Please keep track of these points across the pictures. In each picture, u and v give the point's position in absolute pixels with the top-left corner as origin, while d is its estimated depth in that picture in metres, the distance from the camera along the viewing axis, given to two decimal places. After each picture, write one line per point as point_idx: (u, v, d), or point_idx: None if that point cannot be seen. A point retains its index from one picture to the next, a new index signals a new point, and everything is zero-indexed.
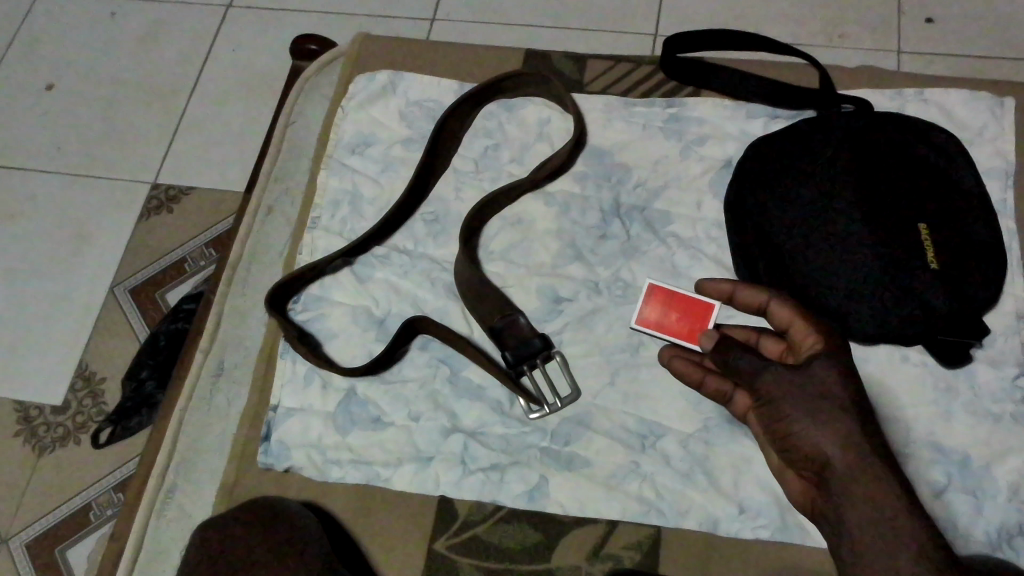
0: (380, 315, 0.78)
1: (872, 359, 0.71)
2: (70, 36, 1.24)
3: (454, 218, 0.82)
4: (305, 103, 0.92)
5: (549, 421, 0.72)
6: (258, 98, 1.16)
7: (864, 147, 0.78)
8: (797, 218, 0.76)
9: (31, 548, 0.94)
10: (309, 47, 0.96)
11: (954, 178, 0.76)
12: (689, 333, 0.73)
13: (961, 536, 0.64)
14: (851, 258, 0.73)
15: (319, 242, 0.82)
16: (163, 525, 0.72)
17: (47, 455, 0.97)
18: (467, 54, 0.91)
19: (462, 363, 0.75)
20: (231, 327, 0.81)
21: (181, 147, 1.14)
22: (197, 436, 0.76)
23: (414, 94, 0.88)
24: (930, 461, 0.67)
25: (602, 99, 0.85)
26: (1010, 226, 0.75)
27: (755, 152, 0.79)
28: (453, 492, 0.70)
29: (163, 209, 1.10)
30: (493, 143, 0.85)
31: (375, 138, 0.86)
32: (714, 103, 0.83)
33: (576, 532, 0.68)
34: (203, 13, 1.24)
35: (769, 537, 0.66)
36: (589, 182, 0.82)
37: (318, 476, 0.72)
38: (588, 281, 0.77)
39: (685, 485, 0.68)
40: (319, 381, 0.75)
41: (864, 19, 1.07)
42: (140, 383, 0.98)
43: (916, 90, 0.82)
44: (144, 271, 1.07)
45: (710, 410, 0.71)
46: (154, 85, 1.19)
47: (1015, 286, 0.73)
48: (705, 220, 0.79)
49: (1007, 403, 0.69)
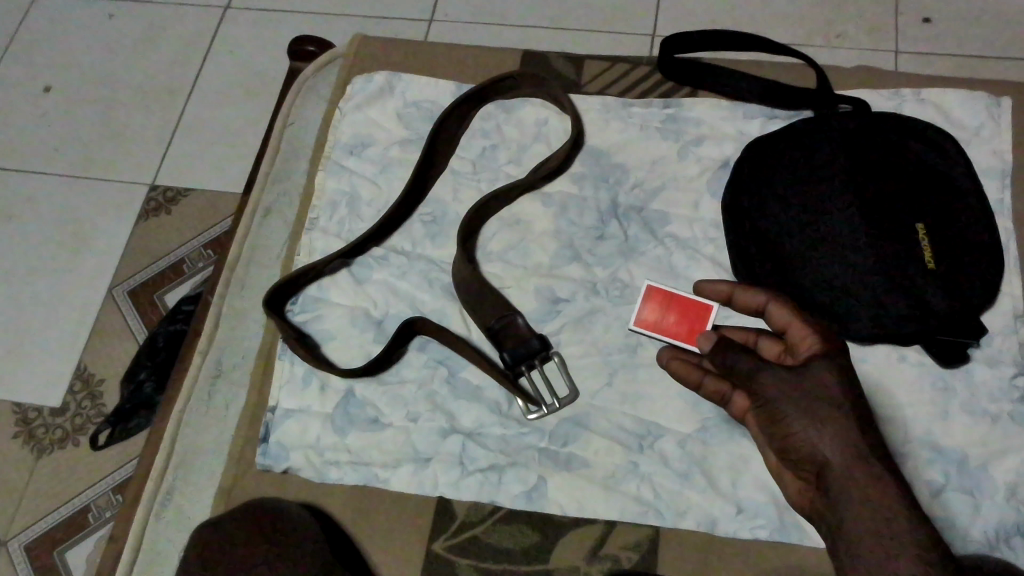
0: (378, 316, 0.78)
1: (869, 358, 0.71)
2: (68, 38, 1.24)
3: (451, 219, 0.82)
4: (303, 105, 0.92)
5: (546, 422, 0.72)
6: (256, 100, 1.16)
7: (860, 148, 0.78)
8: (794, 218, 0.76)
9: (30, 550, 0.94)
10: (306, 49, 0.96)
11: (950, 178, 0.76)
12: (687, 333, 0.73)
13: (958, 536, 0.65)
14: (848, 258, 0.73)
15: (316, 244, 0.82)
16: (161, 527, 0.72)
17: (45, 457, 0.97)
18: (465, 55, 0.91)
19: (460, 364, 0.76)
20: (229, 328, 0.81)
21: (179, 148, 1.14)
22: (195, 438, 0.76)
23: (412, 95, 0.88)
24: (928, 461, 0.67)
25: (600, 99, 0.85)
26: (1007, 226, 0.75)
27: (752, 153, 0.79)
28: (451, 493, 0.70)
29: (162, 211, 1.10)
30: (490, 144, 0.85)
31: (372, 139, 0.86)
32: (712, 104, 0.83)
33: (574, 532, 0.68)
34: (201, 15, 1.24)
35: (767, 538, 0.66)
36: (586, 183, 0.82)
37: (317, 478, 0.72)
38: (586, 281, 0.77)
39: (683, 485, 0.68)
40: (317, 382, 0.75)
41: (861, 18, 1.07)
42: (139, 385, 0.98)
43: (913, 90, 0.82)
44: (142, 272, 1.07)
45: (708, 411, 0.71)
46: (151, 87, 1.19)
47: (1012, 286, 0.73)
48: (703, 220, 0.79)
49: (1005, 402, 0.69)
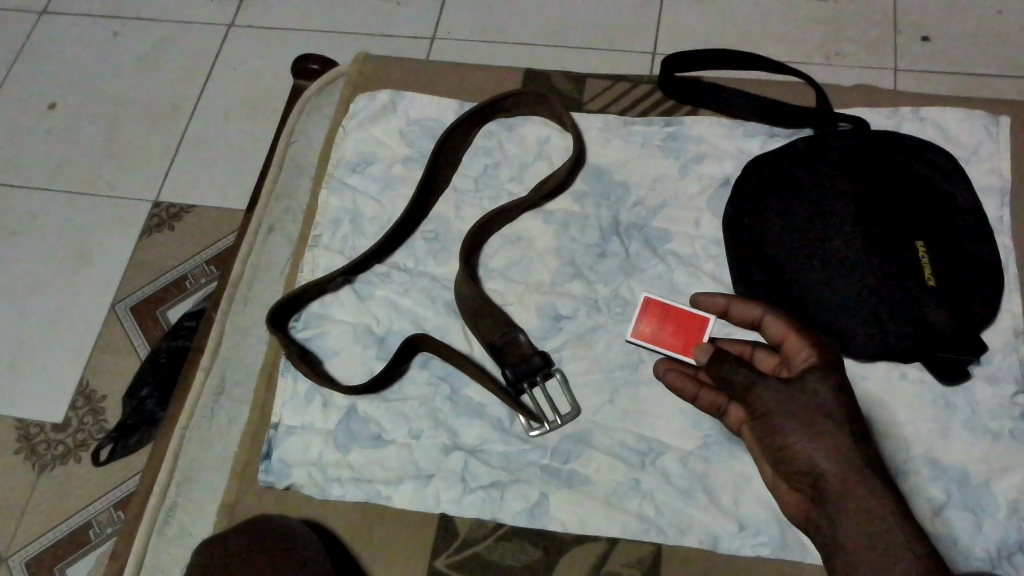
0: (381, 333, 0.78)
1: (870, 376, 0.71)
2: (74, 55, 1.25)
3: (454, 236, 0.83)
4: (307, 123, 0.92)
5: (549, 438, 0.72)
6: (260, 116, 1.17)
7: (860, 165, 0.78)
8: (794, 236, 0.76)
9: (31, 566, 0.94)
10: (310, 67, 0.97)
11: (949, 196, 0.76)
12: (684, 345, 0.73)
13: (960, 553, 0.65)
14: (849, 276, 0.73)
15: (320, 261, 0.82)
16: (163, 543, 0.72)
17: (48, 473, 0.97)
18: (467, 72, 0.91)
19: (462, 381, 0.76)
20: (234, 344, 0.81)
21: (182, 164, 1.15)
22: (199, 453, 0.76)
23: (414, 114, 0.89)
24: (929, 478, 0.67)
25: (601, 119, 0.86)
26: (1007, 243, 0.76)
27: (754, 172, 0.80)
28: (454, 509, 0.70)
29: (165, 227, 1.11)
30: (493, 161, 0.86)
31: (375, 157, 0.87)
32: (712, 123, 0.84)
33: (576, 549, 0.68)
34: (206, 32, 1.25)
35: (769, 555, 0.66)
36: (587, 201, 0.82)
37: (319, 494, 0.72)
38: (587, 298, 0.78)
39: (684, 502, 0.68)
40: (319, 399, 0.76)
41: (860, 35, 1.09)
42: (140, 401, 0.96)
43: (912, 109, 0.83)
44: (144, 288, 1.07)
45: (710, 427, 0.71)
46: (154, 106, 1.20)
47: (1012, 302, 0.73)
48: (704, 237, 0.79)
49: (1005, 420, 0.69)
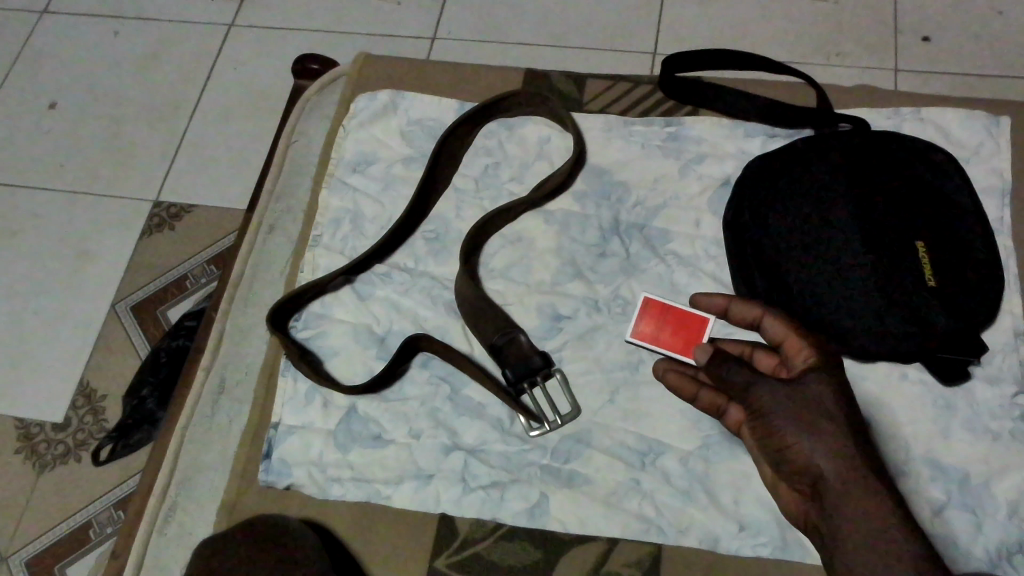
0: (381, 333, 0.78)
1: (870, 376, 0.71)
2: (74, 54, 1.26)
3: (454, 236, 0.83)
4: (307, 123, 0.93)
5: (549, 439, 0.72)
6: (260, 116, 1.17)
7: (860, 165, 0.78)
8: (795, 236, 0.76)
9: (32, 565, 0.94)
10: (310, 67, 0.97)
11: (950, 197, 0.76)
12: (684, 345, 0.73)
13: (959, 554, 0.65)
14: (850, 277, 0.73)
15: (320, 261, 0.82)
16: (163, 543, 0.72)
17: (48, 472, 0.97)
18: (468, 71, 0.91)
19: (462, 381, 0.76)
20: (234, 344, 0.81)
21: (182, 163, 1.15)
22: (199, 452, 0.76)
23: (415, 114, 0.89)
24: (929, 479, 0.67)
25: (602, 119, 0.86)
26: (1007, 243, 0.76)
27: (754, 172, 0.80)
28: (454, 509, 0.70)
29: (165, 226, 1.11)
30: (494, 161, 0.86)
31: (376, 157, 0.87)
32: (713, 123, 0.84)
33: (576, 549, 0.68)
34: (206, 32, 1.25)
35: (768, 556, 0.66)
36: (587, 201, 0.82)
37: (320, 494, 0.72)
38: (587, 298, 0.78)
39: (684, 502, 0.68)
40: (319, 399, 0.76)
41: (860, 35, 1.09)
42: (141, 401, 0.97)
43: (913, 110, 0.83)
44: (144, 288, 1.07)
45: (710, 427, 0.71)
46: (154, 105, 1.20)
47: (1012, 303, 0.73)
48: (704, 238, 0.80)
49: (1006, 421, 0.69)
